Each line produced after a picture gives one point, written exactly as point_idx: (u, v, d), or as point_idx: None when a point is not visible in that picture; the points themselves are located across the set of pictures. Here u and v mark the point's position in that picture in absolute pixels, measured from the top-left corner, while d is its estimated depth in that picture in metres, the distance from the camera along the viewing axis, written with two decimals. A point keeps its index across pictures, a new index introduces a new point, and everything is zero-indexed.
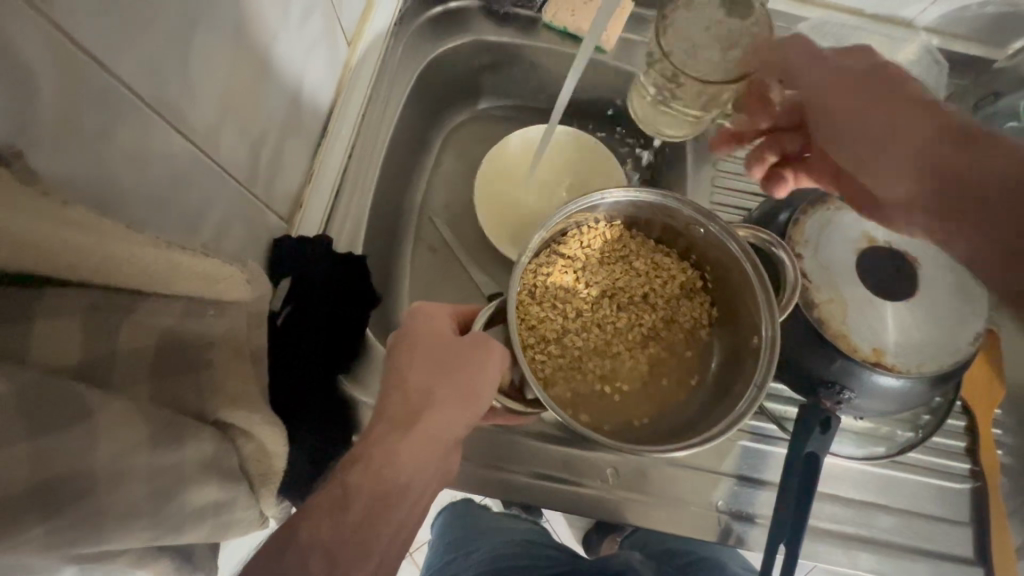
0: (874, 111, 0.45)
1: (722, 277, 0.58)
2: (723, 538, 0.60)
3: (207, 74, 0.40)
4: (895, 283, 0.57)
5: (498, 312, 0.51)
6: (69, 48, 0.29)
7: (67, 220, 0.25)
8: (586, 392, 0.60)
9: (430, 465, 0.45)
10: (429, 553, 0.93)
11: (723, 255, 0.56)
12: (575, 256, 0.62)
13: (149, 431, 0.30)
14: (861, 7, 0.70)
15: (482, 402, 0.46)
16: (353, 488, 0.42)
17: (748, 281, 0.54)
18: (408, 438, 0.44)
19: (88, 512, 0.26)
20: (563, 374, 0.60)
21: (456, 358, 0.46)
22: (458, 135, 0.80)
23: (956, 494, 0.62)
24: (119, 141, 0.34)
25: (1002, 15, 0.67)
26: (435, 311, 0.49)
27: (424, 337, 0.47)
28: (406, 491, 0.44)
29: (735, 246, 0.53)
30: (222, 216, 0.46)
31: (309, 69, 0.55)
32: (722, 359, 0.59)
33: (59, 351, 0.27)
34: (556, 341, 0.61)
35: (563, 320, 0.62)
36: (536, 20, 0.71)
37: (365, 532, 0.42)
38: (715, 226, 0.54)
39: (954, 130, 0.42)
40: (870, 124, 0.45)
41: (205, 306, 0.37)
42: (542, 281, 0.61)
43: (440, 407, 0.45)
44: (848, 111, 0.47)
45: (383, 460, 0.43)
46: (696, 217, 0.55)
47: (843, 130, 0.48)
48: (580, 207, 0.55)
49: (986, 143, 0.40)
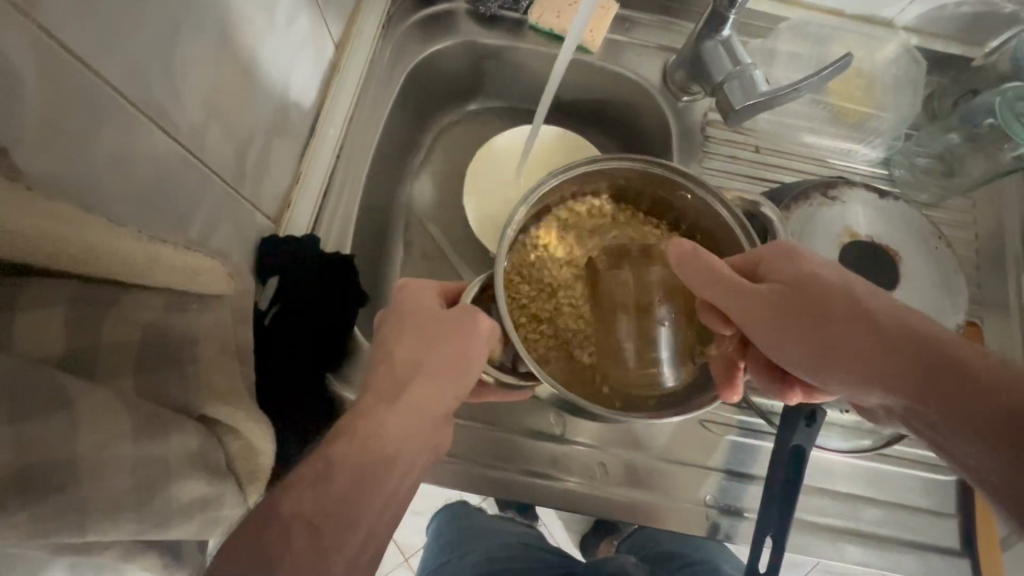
0: (787, 327, 0.42)
1: (714, 241, 0.58)
2: (711, 533, 0.60)
3: (192, 74, 0.40)
4: (877, 276, 0.59)
5: (486, 290, 0.52)
6: (56, 50, 0.29)
7: (48, 212, 0.26)
8: (580, 365, 0.57)
9: (417, 440, 0.45)
10: (424, 558, 0.93)
11: (708, 218, 0.57)
12: (561, 229, 0.62)
13: (132, 424, 0.30)
14: (841, 7, 0.71)
15: (470, 375, 0.47)
16: (338, 459, 0.41)
17: (735, 245, 0.55)
18: (392, 415, 0.44)
19: (68, 503, 0.26)
20: (558, 348, 0.58)
21: (444, 332, 0.47)
22: (447, 137, 0.81)
23: (942, 485, 0.62)
24: (103, 137, 0.34)
25: (979, 14, 0.68)
26: (424, 288, 0.50)
27: (410, 312, 0.48)
28: (392, 467, 0.43)
29: (724, 211, 0.54)
30: (209, 214, 0.46)
31: (294, 72, 0.56)
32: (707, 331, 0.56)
33: (43, 339, 0.27)
34: (547, 316, 0.60)
35: (550, 294, 0.61)
36: (522, 23, 0.72)
37: (351, 508, 0.41)
38: (704, 191, 0.55)
39: (803, 312, 0.41)
40: (805, 337, 0.41)
41: (188, 301, 0.37)
42: (526, 255, 0.61)
43: (427, 376, 0.46)
44: (756, 317, 0.43)
45: (367, 433, 0.43)
46: (682, 180, 0.56)
47: (787, 347, 0.43)
48: (571, 173, 0.56)
49: (838, 325, 0.39)
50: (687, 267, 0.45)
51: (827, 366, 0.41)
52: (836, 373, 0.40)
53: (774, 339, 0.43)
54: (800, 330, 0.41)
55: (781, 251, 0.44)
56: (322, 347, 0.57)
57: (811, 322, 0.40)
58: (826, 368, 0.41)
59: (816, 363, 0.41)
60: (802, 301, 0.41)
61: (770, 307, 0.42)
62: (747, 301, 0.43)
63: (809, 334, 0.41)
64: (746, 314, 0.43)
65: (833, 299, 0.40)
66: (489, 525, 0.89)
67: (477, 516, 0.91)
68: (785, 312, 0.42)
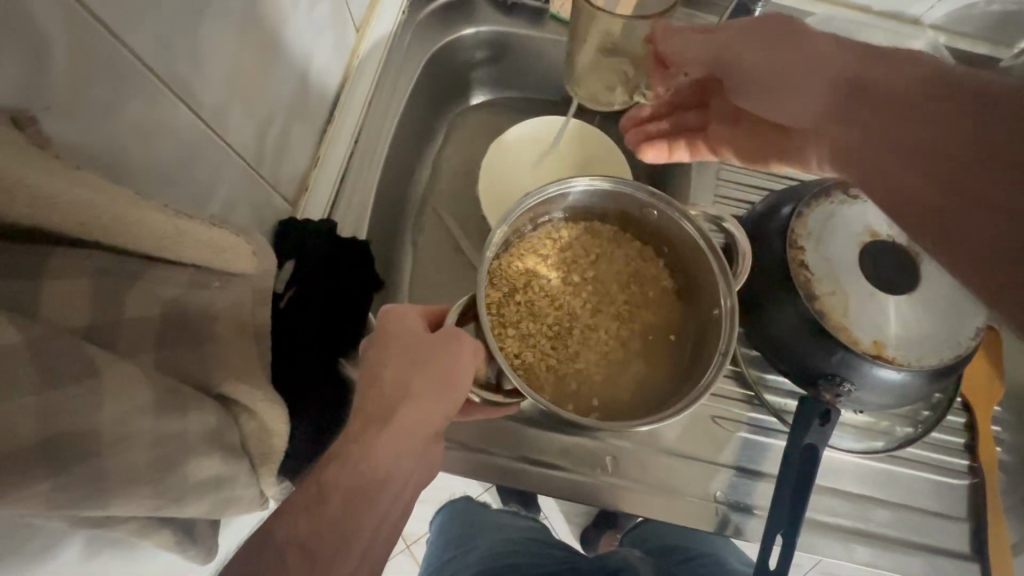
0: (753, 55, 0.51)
1: (680, 250, 0.62)
2: (721, 528, 0.60)
3: (216, 50, 0.40)
4: (899, 278, 0.57)
5: (468, 312, 0.52)
6: (84, 19, 0.29)
7: (79, 181, 0.26)
8: (573, 384, 0.60)
9: (407, 461, 0.44)
10: (429, 551, 0.92)
11: (679, 235, 0.60)
12: (543, 251, 0.65)
13: (155, 398, 0.30)
14: (867, 3, 0.70)
15: (458, 392, 0.46)
16: (330, 484, 0.42)
17: (707, 268, 0.58)
18: (383, 436, 0.44)
19: (92, 471, 0.27)
20: (548, 371, 0.60)
21: (428, 354, 0.46)
22: (463, 126, 0.81)
23: (953, 488, 0.62)
24: (129, 109, 0.34)
25: (1011, 13, 0.67)
26: (404, 313, 0.49)
27: (397, 333, 0.48)
28: (388, 484, 0.43)
29: (690, 227, 0.58)
30: (228, 193, 0.46)
31: (318, 51, 0.56)
32: (695, 327, 0.61)
33: (68, 311, 0.27)
34: (542, 341, 0.61)
35: (541, 319, 0.63)
36: (542, 12, 0.72)
37: (346, 522, 0.41)
38: (669, 209, 0.59)
39: (782, 41, 0.50)
40: (760, 55, 0.51)
41: (210, 279, 0.37)
42: (509, 277, 0.63)
43: (416, 395, 0.45)
44: (729, 53, 0.53)
45: (361, 454, 0.43)
46: (650, 201, 0.60)
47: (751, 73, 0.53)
48: (544, 196, 0.59)
49: (812, 49, 0.48)
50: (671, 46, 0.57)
51: (775, 91, 0.52)
52: (781, 92, 0.51)
53: (731, 64, 0.54)
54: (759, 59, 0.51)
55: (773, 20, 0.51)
56: (337, 332, 0.56)
57: (761, 50, 0.51)
58: (768, 90, 0.52)
59: (767, 87, 0.52)
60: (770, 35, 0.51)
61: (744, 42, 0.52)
62: (727, 47, 0.53)
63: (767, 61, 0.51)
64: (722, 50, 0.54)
65: (801, 34, 0.49)
66: (493, 520, 0.89)
67: (482, 509, 0.91)
68: (755, 45, 0.51)
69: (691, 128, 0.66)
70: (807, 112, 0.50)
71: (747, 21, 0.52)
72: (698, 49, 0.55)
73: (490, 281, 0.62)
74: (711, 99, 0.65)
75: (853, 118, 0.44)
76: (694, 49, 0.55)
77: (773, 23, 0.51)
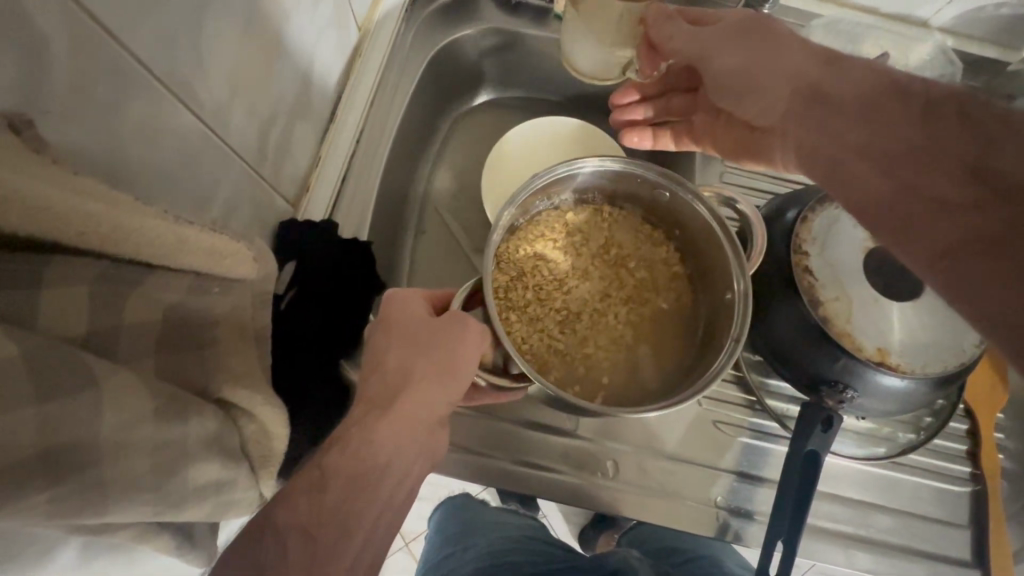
0: (732, 52, 0.51)
1: (691, 234, 0.61)
2: (721, 533, 0.59)
3: (217, 50, 0.40)
4: (899, 284, 0.57)
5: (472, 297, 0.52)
6: (85, 22, 0.28)
7: (78, 190, 0.26)
8: (580, 369, 0.60)
9: (406, 465, 0.44)
10: (427, 548, 0.92)
11: (691, 216, 0.59)
12: (552, 235, 0.64)
13: (155, 406, 0.30)
14: (874, 5, 0.69)
15: (460, 380, 0.46)
16: (330, 470, 0.41)
17: (719, 250, 0.57)
18: (382, 439, 0.43)
19: (90, 480, 0.26)
20: (556, 356, 0.60)
21: (429, 349, 0.45)
22: (466, 125, 0.80)
23: (955, 496, 0.62)
24: (129, 110, 0.33)
25: (1018, 17, 0.66)
26: (409, 296, 0.48)
27: (398, 325, 0.47)
28: (388, 488, 0.43)
29: (703, 209, 0.57)
30: (229, 194, 0.46)
31: (319, 49, 0.55)
32: (706, 311, 0.61)
33: (65, 320, 0.27)
34: (550, 325, 0.61)
35: (550, 303, 0.62)
36: (546, 11, 0.71)
37: (343, 526, 0.40)
38: (680, 190, 0.58)
39: (764, 41, 0.50)
40: (740, 51, 0.51)
41: (208, 285, 0.37)
42: (517, 261, 0.63)
43: (416, 396, 0.45)
44: (712, 47, 0.52)
45: (358, 459, 0.42)
46: (662, 182, 0.59)
47: (726, 72, 0.52)
48: (552, 177, 0.58)
49: (792, 52, 0.49)
50: (659, 31, 0.55)
51: (746, 91, 0.52)
52: (750, 91, 0.52)
53: (710, 58, 0.53)
54: (738, 56, 0.51)
55: (751, 18, 0.51)
56: (337, 334, 0.56)
57: (739, 48, 0.51)
58: (739, 89, 0.53)
59: (738, 84, 0.53)
60: (750, 33, 0.51)
61: (724, 38, 0.52)
62: (709, 40, 0.52)
63: (744, 58, 0.51)
64: (703, 44, 0.53)
65: (778, 34, 0.50)
66: (492, 519, 0.89)
67: (481, 508, 0.91)
68: (736, 43, 0.51)
69: (678, 116, 0.65)
70: (773, 113, 0.51)
71: (731, 17, 0.52)
72: (685, 41, 0.54)
73: (497, 264, 0.61)
74: (699, 87, 0.63)
75: (822, 121, 0.46)
76: (682, 40, 0.53)
77: (754, 21, 0.51)
